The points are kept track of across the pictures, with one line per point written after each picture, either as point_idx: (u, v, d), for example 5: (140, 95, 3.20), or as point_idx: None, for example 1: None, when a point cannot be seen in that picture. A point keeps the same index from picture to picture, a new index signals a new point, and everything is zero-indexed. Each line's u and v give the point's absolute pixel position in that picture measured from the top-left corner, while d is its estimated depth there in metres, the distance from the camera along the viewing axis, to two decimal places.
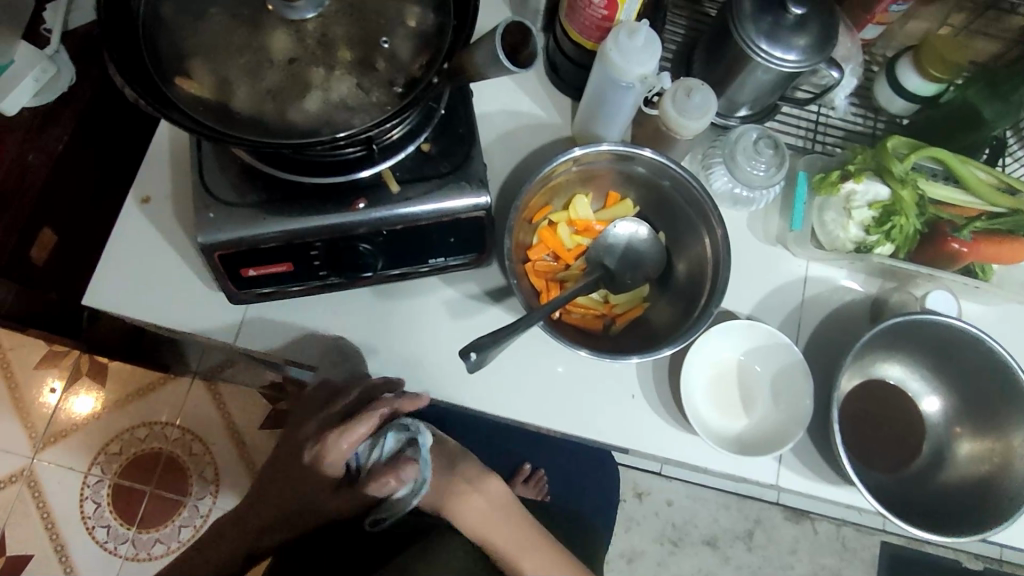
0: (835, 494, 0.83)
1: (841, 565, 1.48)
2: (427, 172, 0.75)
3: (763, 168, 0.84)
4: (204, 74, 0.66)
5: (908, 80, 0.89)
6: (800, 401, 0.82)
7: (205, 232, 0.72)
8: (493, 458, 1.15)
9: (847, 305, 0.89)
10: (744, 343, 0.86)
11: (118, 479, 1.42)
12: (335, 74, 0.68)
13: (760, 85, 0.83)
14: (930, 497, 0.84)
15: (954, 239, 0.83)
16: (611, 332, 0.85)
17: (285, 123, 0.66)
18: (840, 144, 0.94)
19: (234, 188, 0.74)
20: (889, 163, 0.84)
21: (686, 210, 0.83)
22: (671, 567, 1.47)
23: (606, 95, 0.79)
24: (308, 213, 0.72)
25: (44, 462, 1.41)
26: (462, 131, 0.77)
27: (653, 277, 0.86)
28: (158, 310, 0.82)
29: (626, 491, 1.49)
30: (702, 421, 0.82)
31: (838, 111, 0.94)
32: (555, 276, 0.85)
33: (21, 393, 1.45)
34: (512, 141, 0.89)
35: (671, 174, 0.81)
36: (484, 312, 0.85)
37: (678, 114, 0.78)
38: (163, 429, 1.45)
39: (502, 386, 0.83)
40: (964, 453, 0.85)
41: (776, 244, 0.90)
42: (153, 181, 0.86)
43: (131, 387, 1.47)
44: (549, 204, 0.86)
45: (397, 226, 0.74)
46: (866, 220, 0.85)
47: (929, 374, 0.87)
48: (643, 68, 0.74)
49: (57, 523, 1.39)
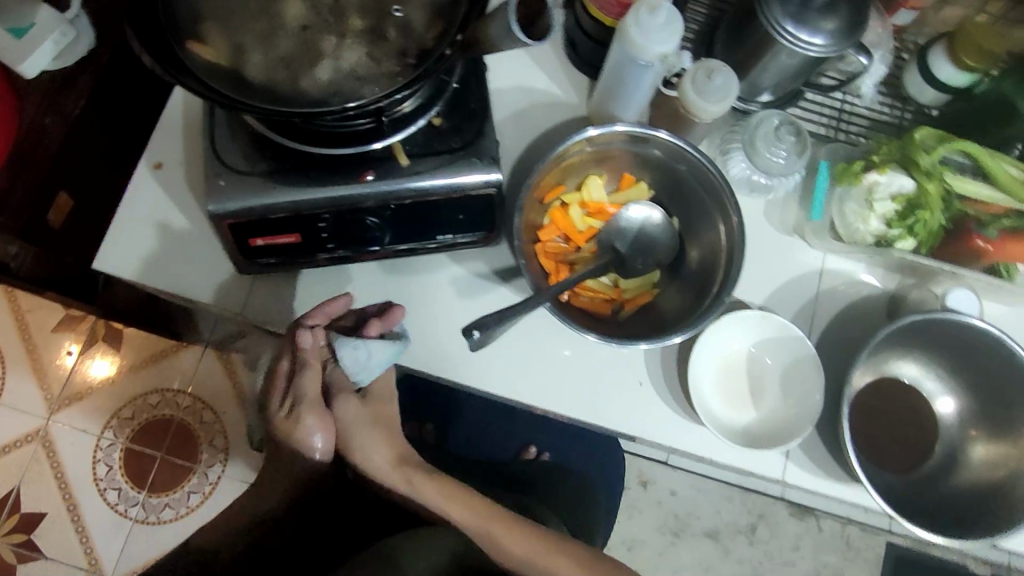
0: (843, 493, 0.82)
1: (845, 563, 1.46)
2: (437, 147, 0.74)
3: (784, 155, 0.81)
4: (217, 38, 0.66)
5: (939, 68, 0.85)
6: (812, 396, 0.81)
7: (215, 201, 0.71)
8: (494, 440, 1.17)
9: (862, 299, 0.87)
10: (756, 335, 0.84)
11: (130, 444, 1.45)
12: (347, 43, 0.67)
13: (783, 68, 0.81)
14: (941, 499, 0.82)
15: (979, 236, 0.82)
16: (619, 318, 0.83)
17: (296, 91, 0.65)
18: (865, 134, 0.90)
19: (244, 157, 0.73)
20: (915, 155, 0.81)
21: (701, 195, 0.81)
22: (672, 557, 1.46)
23: (624, 73, 0.77)
24: (316, 184, 0.72)
25: (59, 423, 1.44)
26: (475, 106, 0.75)
27: (664, 262, 0.84)
28: (166, 276, 0.82)
29: (630, 479, 1.49)
30: (707, 409, 0.81)
31: (864, 99, 0.91)
32: (565, 258, 0.83)
33: (38, 356, 1.48)
34: (525, 119, 0.88)
35: (688, 159, 0.79)
36: (492, 291, 0.84)
37: (697, 96, 0.76)
38: (174, 396, 1.47)
39: (506, 366, 0.82)
40: (978, 458, 0.83)
41: (793, 235, 0.88)
42: (166, 147, 0.86)
43: (144, 354, 1.49)
44: (562, 185, 0.84)
45: (405, 201, 0.73)
46: (888, 213, 0.82)
47: (945, 375, 0.85)
48: (663, 46, 0.72)
49: (70, 483, 1.42)
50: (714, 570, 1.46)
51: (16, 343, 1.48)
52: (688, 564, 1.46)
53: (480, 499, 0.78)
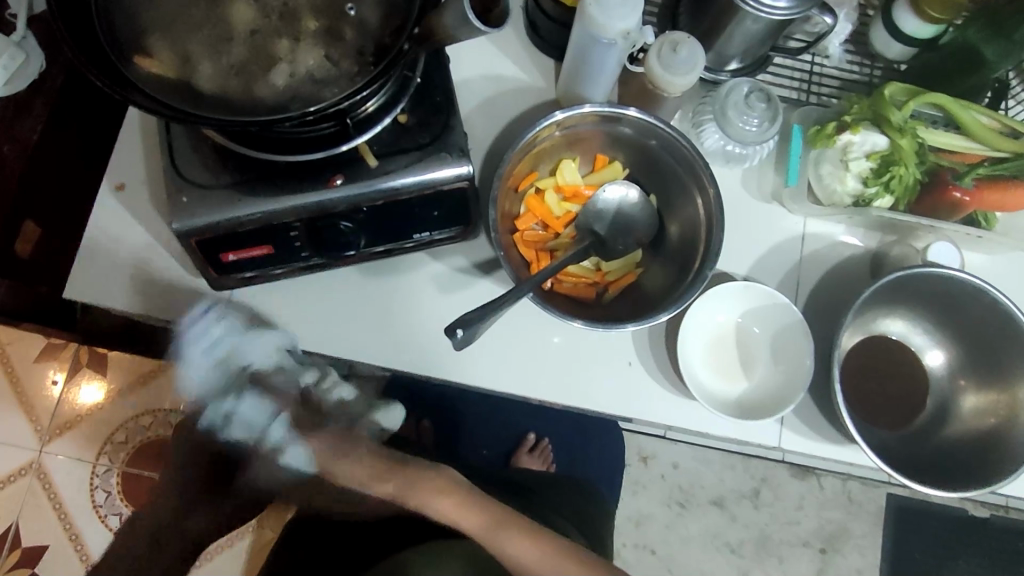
0: (840, 454, 0.82)
1: (848, 518, 1.48)
2: (405, 144, 0.72)
3: (755, 122, 0.80)
4: (165, 51, 0.64)
5: (905, 22, 0.84)
6: (801, 361, 0.81)
7: (180, 218, 0.69)
8: (496, 431, 1.19)
9: (845, 260, 0.86)
10: (742, 305, 0.84)
11: (126, 468, 1.43)
12: (301, 45, 0.65)
13: (749, 35, 0.79)
14: (936, 451, 0.83)
15: (955, 188, 0.80)
16: (604, 300, 0.83)
17: (253, 100, 0.63)
18: (836, 94, 0.90)
19: (207, 170, 0.71)
20: (886, 111, 0.80)
21: (676, 170, 0.80)
22: (680, 529, 1.47)
23: (588, 53, 0.76)
24: (284, 193, 0.70)
25: (52, 454, 1.42)
26: (440, 99, 0.74)
27: (645, 240, 0.83)
28: (141, 297, 0.80)
29: (632, 456, 1.49)
30: (699, 384, 0.81)
31: (833, 59, 0.90)
32: (545, 246, 0.82)
33: (23, 388, 1.45)
34: (494, 108, 0.86)
35: (659, 134, 0.78)
36: (475, 285, 0.83)
37: (664, 70, 0.75)
38: (166, 416, 1.45)
39: (496, 360, 0.81)
40: (969, 407, 0.83)
41: (771, 202, 0.87)
42: (128, 165, 0.84)
43: (131, 376, 1.46)
44: (535, 171, 0.83)
45: (377, 202, 0.72)
46: (864, 172, 0.82)
47: (931, 328, 0.86)
48: (625, 22, 0.71)
49: (70, 513, 1.40)
50: (722, 537, 1.47)
51: None
52: (696, 534, 1.47)
53: (482, 501, 0.75)
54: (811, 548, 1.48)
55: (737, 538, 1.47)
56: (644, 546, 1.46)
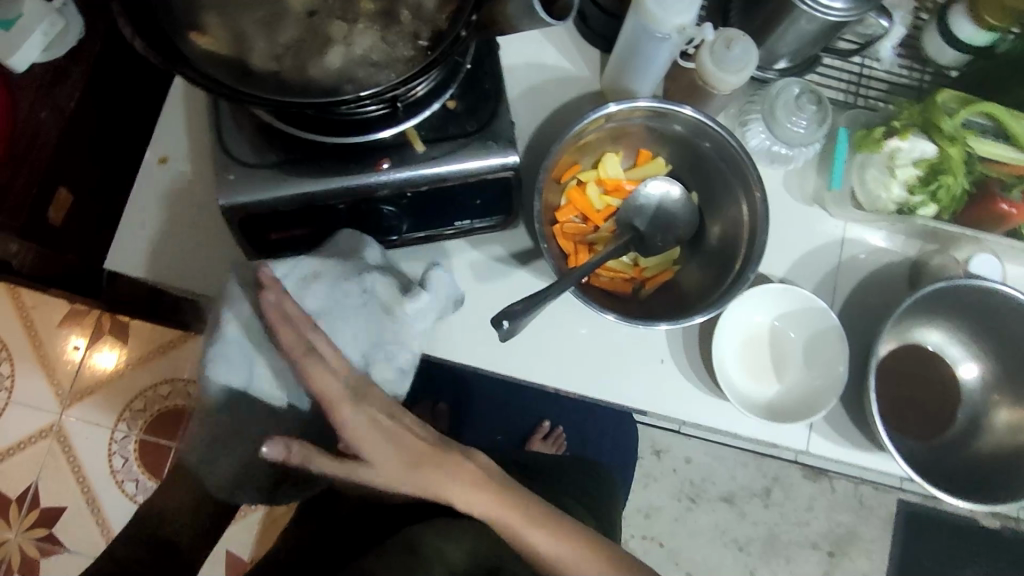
0: (868, 461, 0.82)
1: (858, 521, 1.49)
2: (453, 130, 0.72)
3: (804, 124, 0.79)
4: (219, 28, 0.64)
5: (961, 29, 0.83)
6: (836, 367, 0.81)
7: (227, 195, 0.69)
8: (510, 418, 1.20)
9: (883, 267, 0.86)
10: (779, 307, 0.84)
11: (143, 435, 1.45)
12: (357, 27, 0.65)
13: (802, 35, 0.78)
14: (965, 462, 0.82)
15: (1003, 200, 0.79)
16: (640, 296, 0.82)
17: (305, 80, 0.63)
18: (884, 98, 0.89)
19: (254, 149, 0.71)
20: (936, 118, 0.80)
21: (724, 173, 0.80)
22: (688, 523, 1.48)
23: (640, 47, 0.75)
24: (330, 174, 0.70)
25: (72, 418, 1.44)
26: (488, 86, 0.73)
27: (685, 238, 0.83)
28: (179, 271, 0.81)
29: (645, 449, 1.49)
30: (731, 385, 0.81)
31: (884, 63, 0.88)
32: (585, 238, 0.82)
33: (45, 352, 1.47)
34: (537, 97, 0.85)
35: (712, 136, 0.77)
36: (512, 274, 0.83)
37: (715, 66, 0.74)
38: (184, 386, 1.47)
39: (526, 350, 0.82)
40: (1003, 421, 0.83)
41: (813, 204, 0.87)
42: (171, 138, 0.84)
43: (152, 345, 1.48)
44: (578, 162, 0.82)
45: (422, 187, 0.72)
46: (910, 179, 0.81)
47: (969, 340, 0.85)
48: (681, 16, 0.70)
49: (88, 476, 1.42)
50: (729, 534, 1.48)
51: (23, 339, 1.47)
52: (704, 529, 1.48)
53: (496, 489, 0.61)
54: (819, 550, 1.48)
55: (744, 536, 1.48)
56: (652, 538, 1.47)
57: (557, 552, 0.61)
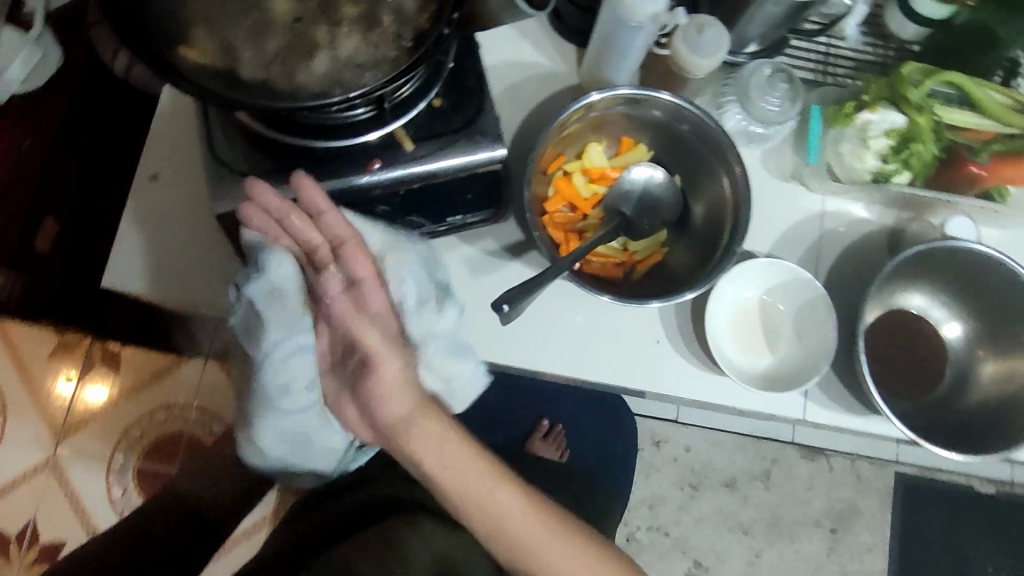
0: (862, 425, 0.84)
1: (858, 496, 1.51)
2: (440, 127, 0.74)
3: (777, 102, 0.82)
4: (206, 41, 0.65)
5: (921, 4, 0.86)
6: (824, 335, 0.83)
7: (222, 203, 0.72)
8: (510, 416, 1.21)
9: (863, 237, 0.89)
10: (767, 281, 0.86)
11: (141, 463, 1.44)
12: (342, 32, 0.67)
13: (769, 17, 0.81)
14: (956, 419, 0.85)
15: (971, 163, 0.84)
16: (631, 280, 0.85)
17: (294, 86, 0.65)
18: (852, 75, 0.92)
19: (246, 158, 0.73)
20: (903, 91, 0.83)
21: (703, 154, 0.82)
22: (691, 510, 1.50)
23: (614, 37, 0.78)
24: (323, 176, 0.72)
25: (68, 451, 1.43)
26: (472, 83, 0.75)
27: (670, 220, 0.86)
28: (174, 285, 0.81)
29: (644, 440, 1.51)
30: (725, 359, 0.83)
31: (849, 41, 0.92)
32: (574, 226, 0.84)
33: (37, 386, 1.46)
34: (518, 94, 0.88)
35: (690, 118, 0.80)
36: (507, 267, 0.84)
37: (689, 51, 0.77)
38: (181, 410, 1.46)
39: (524, 340, 0.83)
40: (988, 378, 0.85)
41: (792, 180, 0.89)
42: (159, 155, 0.85)
43: (145, 373, 1.47)
44: (562, 154, 0.84)
45: (414, 184, 0.74)
46: (883, 149, 0.84)
47: (950, 301, 0.88)
48: (653, 5, 0.73)
49: (87, 509, 1.41)
50: (733, 517, 1.50)
51: (13, 375, 1.46)
52: (707, 515, 1.50)
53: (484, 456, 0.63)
54: (822, 527, 1.50)
55: (748, 518, 1.50)
56: (658, 528, 1.49)
57: (531, 529, 0.62)
